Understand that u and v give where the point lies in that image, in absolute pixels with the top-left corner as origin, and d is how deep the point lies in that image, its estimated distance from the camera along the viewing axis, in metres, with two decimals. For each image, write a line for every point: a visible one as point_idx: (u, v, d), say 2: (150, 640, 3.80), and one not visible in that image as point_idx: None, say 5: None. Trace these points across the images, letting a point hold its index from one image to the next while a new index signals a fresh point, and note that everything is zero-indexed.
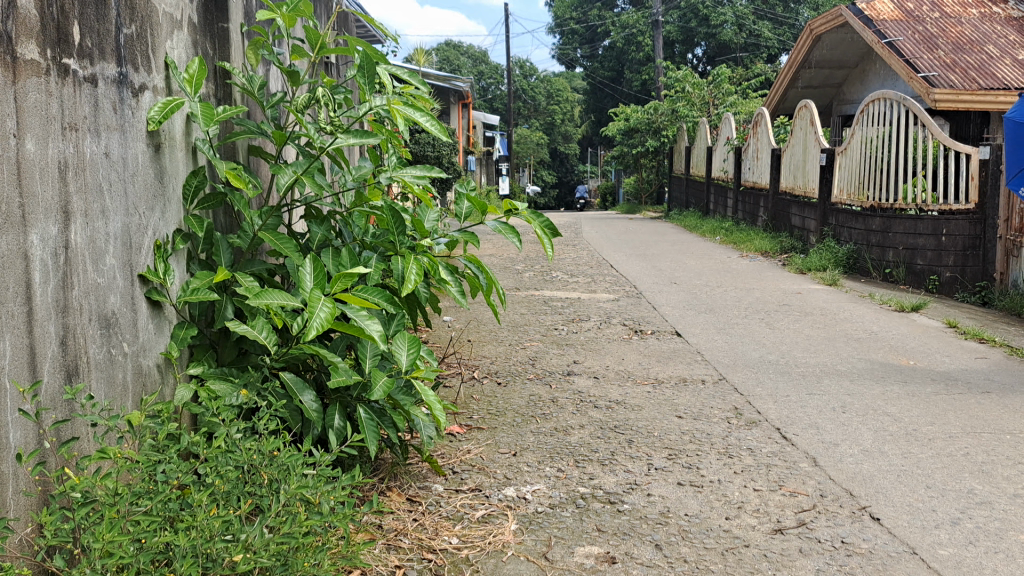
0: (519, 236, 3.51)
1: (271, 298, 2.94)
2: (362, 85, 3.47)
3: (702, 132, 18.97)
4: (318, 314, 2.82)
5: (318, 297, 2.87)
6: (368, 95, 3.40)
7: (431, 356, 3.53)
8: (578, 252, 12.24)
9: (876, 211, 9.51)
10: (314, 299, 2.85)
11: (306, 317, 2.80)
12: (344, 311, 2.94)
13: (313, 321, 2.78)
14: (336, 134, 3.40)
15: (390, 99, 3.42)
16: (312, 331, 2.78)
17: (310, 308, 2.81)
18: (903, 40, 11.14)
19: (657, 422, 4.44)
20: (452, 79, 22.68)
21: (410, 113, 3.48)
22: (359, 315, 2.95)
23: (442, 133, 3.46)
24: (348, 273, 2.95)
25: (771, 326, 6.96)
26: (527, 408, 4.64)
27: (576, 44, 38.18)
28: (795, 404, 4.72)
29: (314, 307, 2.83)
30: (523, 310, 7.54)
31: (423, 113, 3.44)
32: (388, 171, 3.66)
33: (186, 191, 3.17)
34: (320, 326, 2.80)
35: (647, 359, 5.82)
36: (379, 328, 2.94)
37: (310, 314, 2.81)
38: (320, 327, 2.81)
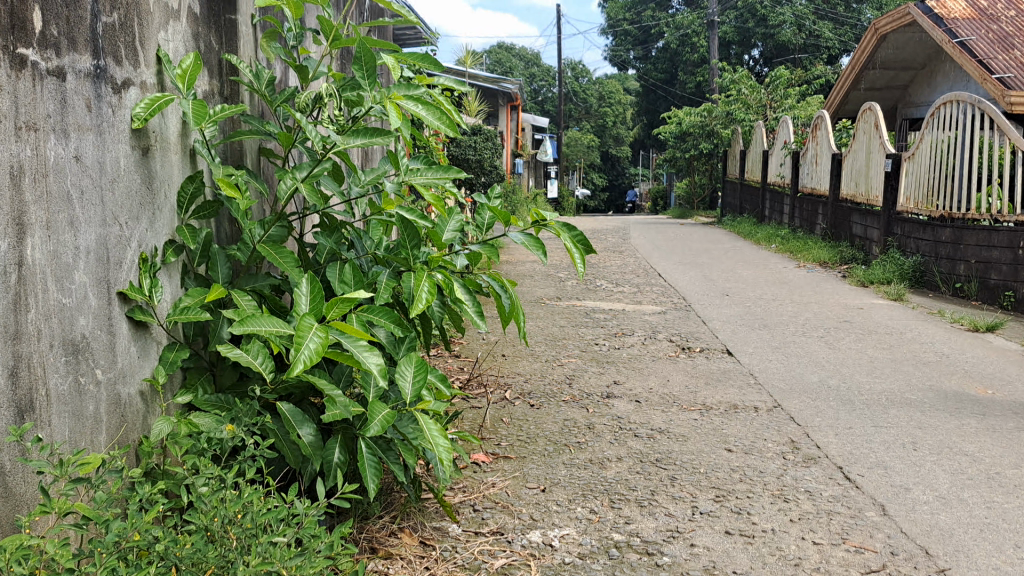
0: (545, 252, 3.13)
1: (258, 327, 2.60)
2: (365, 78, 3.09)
3: (758, 135, 18.44)
4: (307, 345, 2.47)
5: (308, 323, 2.53)
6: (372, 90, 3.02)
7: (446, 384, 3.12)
8: (624, 260, 11.80)
9: (945, 221, 9.00)
10: (303, 324, 2.50)
11: (294, 347, 2.46)
12: (340, 339, 2.61)
13: (301, 351, 2.44)
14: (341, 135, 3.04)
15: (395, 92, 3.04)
16: (299, 365, 2.43)
17: (297, 337, 2.47)
18: (975, 40, 10.61)
19: (705, 455, 4.05)
20: (500, 81, 22.30)
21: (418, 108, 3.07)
22: (357, 345, 2.61)
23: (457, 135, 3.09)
24: (346, 298, 2.63)
25: (831, 345, 6.52)
26: (560, 436, 4.27)
27: (629, 46, 37.76)
28: (861, 439, 4.34)
29: (303, 335, 2.49)
30: (563, 322, 7.16)
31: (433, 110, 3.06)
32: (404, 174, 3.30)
33: (180, 199, 2.81)
34: (310, 356, 2.46)
35: (695, 380, 5.43)
36: (378, 362, 2.61)
37: (298, 344, 2.47)
38: (310, 359, 2.47)
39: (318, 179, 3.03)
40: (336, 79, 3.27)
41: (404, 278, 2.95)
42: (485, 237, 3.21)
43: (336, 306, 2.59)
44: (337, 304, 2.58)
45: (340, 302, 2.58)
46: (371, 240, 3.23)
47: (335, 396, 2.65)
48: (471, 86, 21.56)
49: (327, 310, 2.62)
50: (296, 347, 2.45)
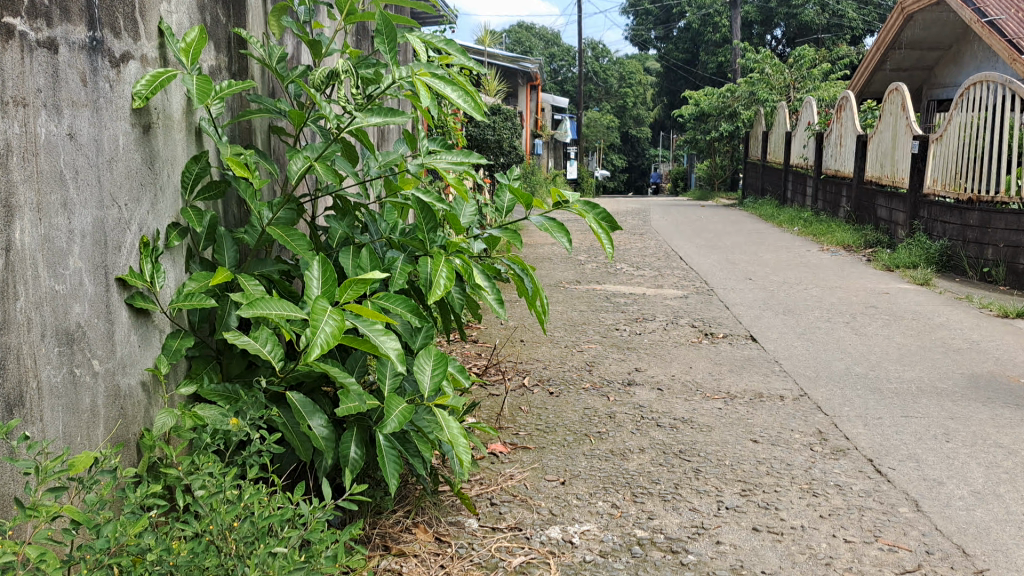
0: (569, 234, 2.99)
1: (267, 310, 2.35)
2: (385, 53, 2.95)
3: (780, 115, 18.17)
4: (323, 329, 2.21)
5: (323, 306, 2.27)
6: (389, 65, 2.87)
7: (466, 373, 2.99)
8: (644, 243, 11.62)
9: (974, 204, 8.78)
10: (317, 306, 2.25)
11: (309, 331, 2.20)
12: (356, 323, 2.35)
13: (317, 335, 2.18)
14: (357, 113, 2.90)
15: (417, 68, 2.88)
16: (315, 350, 2.17)
17: (312, 320, 2.21)
18: (1005, 19, 10.54)
19: (730, 447, 3.91)
20: (520, 60, 22.08)
21: (441, 85, 2.89)
22: (375, 329, 2.35)
23: (481, 113, 2.92)
24: (362, 278, 2.34)
25: (857, 331, 6.35)
26: (580, 425, 4.13)
27: (649, 25, 37.42)
28: (891, 430, 4.18)
29: (318, 318, 2.23)
30: (582, 307, 7.02)
31: (455, 86, 2.89)
32: (421, 156, 3.16)
33: (185, 179, 2.69)
34: (327, 341, 2.21)
35: (718, 367, 5.28)
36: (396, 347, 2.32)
37: (314, 328, 2.21)
38: (326, 344, 2.21)
39: (330, 160, 2.88)
40: (351, 55, 3.13)
41: (421, 262, 2.81)
42: (506, 221, 3.07)
43: (352, 287, 2.33)
44: (353, 285, 2.32)
45: (358, 282, 2.32)
46: (387, 224, 3.09)
47: (350, 388, 2.50)
48: (490, 66, 21.37)
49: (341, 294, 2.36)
50: (312, 331, 2.18)
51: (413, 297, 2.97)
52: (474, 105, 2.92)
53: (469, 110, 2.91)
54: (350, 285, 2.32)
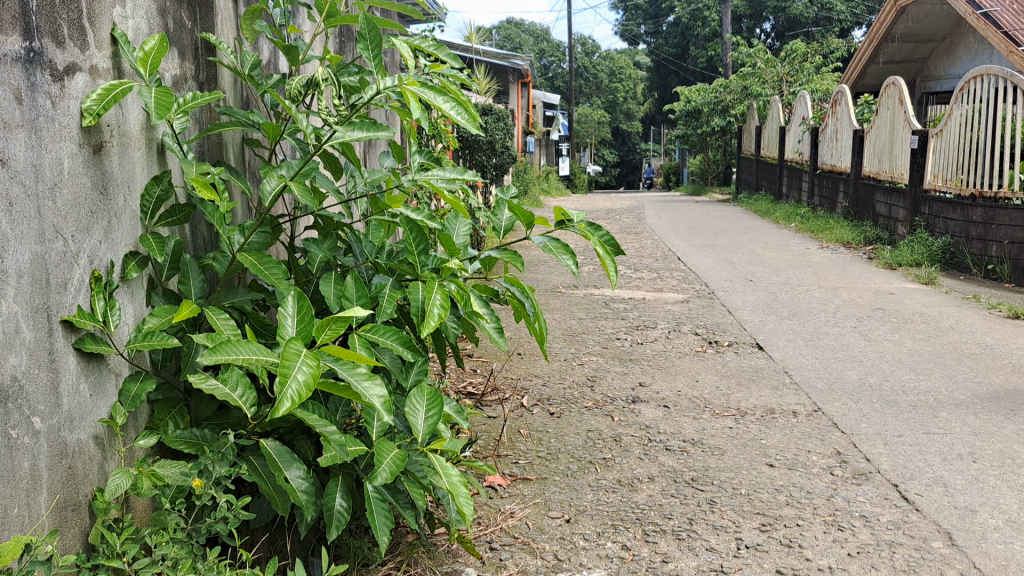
0: (573, 256, 2.72)
1: (232, 355, 2.06)
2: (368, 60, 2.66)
3: (774, 109, 17.91)
4: (296, 376, 1.86)
5: (295, 349, 1.92)
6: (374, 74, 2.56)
7: (461, 410, 2.70)
8: (642, 243, 11.36)
9: (976, 199, 8.53)
10: (289, 348, 1.90)
11: (280, 379, 1.86)
12: (334, 367, 2.00)
13: (290, 384, 1.84)
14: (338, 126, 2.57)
15: (404, 76, 2.57)
16: (285, 403, 1.82)
17: (282, 366, 1.87)
18: (1000, 11, 10.47)
19: (745, 473, 3.65)
20: (510, 58, 21.77)
21: (431, 94, 2.57)
22: (356, 374, 2.01)
23: (477, 125, 2.63)
24: (340, 317, 2.01)
25: (866, 337, 6.09)
26: (583, 451, 3.87)
27: (639, 20, 37.16)
28: (912, 449, 3.92)
29: (290, 362, 1.88)
30: (580, 315, 6.75)
31: (446, 96, 2.59)
32: (410, 172, 2.87)
33: (145, 204, 2.40)
34: (300, 390, 1.86)
35: (725, 380, 5.02)
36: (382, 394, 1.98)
37: (285, 375, 1.86)
38: (299, 395, 1.86)
39: (308, 177, 2.59)
40: (330, 61, 2.83)
41: (411, 288, 2.50)
42: (504, 240, 2.79)
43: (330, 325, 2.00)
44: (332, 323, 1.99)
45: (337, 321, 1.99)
46: (371, 244, 2.79)
47: (328, 433, 2.18)
48: (480, 64, 21.09)
49: (317, 335, 2.03)
50: (282, 380, 1.84)
51: (401, 327, 2.66)
52: (469, 116, 2.62)
53: (465, 122, 2.61)
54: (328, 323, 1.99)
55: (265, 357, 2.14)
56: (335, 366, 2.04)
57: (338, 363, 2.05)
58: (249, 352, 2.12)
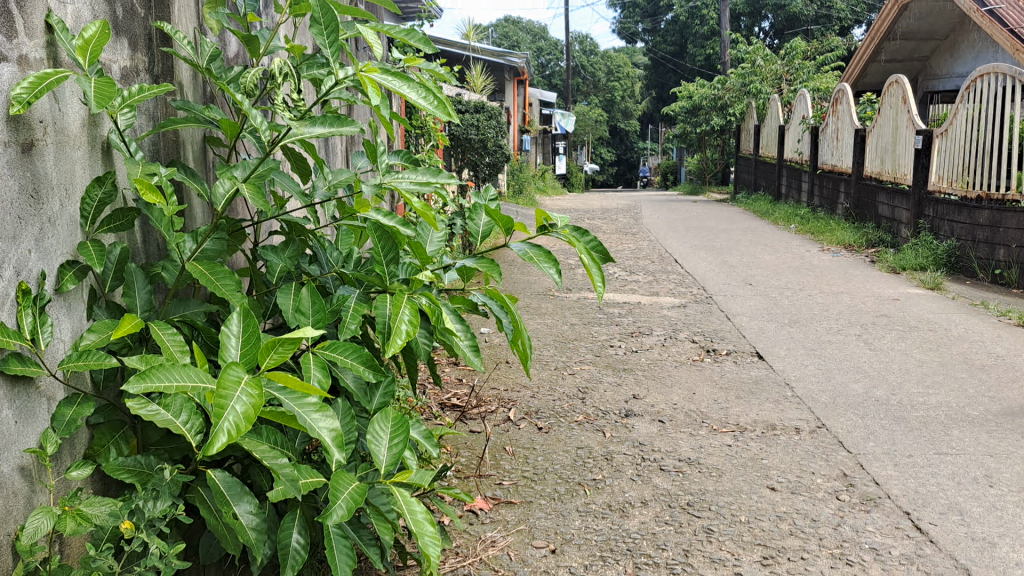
0: (556, 266, 2.47)
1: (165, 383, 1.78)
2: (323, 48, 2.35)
3: (772, 108, 17.68)
4: (233, 408, 1.57)
5: (234, 375, 1.63)
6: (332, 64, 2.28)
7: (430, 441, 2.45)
8: (637, 244, 11.11)
9: (983, 202, 8.30)
10: (226, 374, 1.61)
11: (213, 409, 1.57)
12: (278, 397, 1.74)
13: (225, 416, 1.54)
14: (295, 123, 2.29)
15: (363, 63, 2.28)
16: (220, 439, 1.53)
17: (216, 391, 1.57)
18: (1006, 8, 10.26)
19: (745, 497, 3.41)
20: (506, 55, 21.45)
21: (396, 84, 2.29)
22: (305, 405, 1.75)
23: (447, 117, 2.30)
24: (289, 337, 1.72)
25: (871, 346, 5.86)
26: (571, 472, 3.62)
27: (637, 18, 36.91)
28: (924, 472, 3.69)
29: (227, 391, 1.59)
30: (573, 320, 6.51)
31: (412, 84, 2.28)
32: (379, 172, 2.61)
33: (86, 209, 2.15)
34: (238, 422, 1.57)
35: (723, 392, 4.78)
36: (329, 429, 1.72)
37: (220, 405, 1.57)
38: (236, 428, 1.57)
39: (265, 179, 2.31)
40: (292, 50, 2.54)
41: (376, 302, 2.25)
42: (483, 250, 2.54)
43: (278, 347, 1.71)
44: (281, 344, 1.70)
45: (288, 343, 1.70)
46: (338, 252, 2.55)
47: (277, 467, 1.91)
48: (476, 62, 20.82)
49: (262, 358, 1.72)
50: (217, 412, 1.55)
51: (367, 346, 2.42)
52: (438, 108, 2.29)
53: (434, 114, 2.28)
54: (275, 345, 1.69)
55: (207, 384, 1.86)
56: (279, 397, 1.76)
57: (284, 392, 1.77)
58: (185, 378, 1.82)
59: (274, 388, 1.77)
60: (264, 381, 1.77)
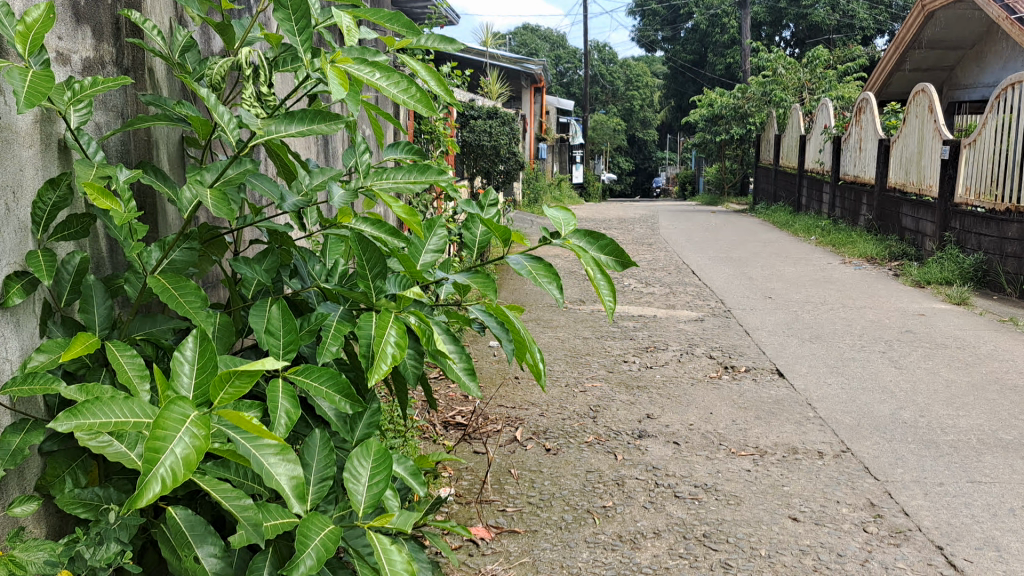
0: (559, 280, 2.25)
1: (110, 416, 1.61)
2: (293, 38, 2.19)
3: (794, 118, 17.42)
4: (173, 452, 1.46)
5: (179, 412, 1.52)
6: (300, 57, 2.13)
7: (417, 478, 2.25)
8: (654, 255, 10.89)
9: (1011, 215, 8.03)
10: (169, 412, 1.50)
11: (150, 453, 1.45)
12: (230, 437, 1.65)
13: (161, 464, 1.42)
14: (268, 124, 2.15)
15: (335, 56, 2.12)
16: (153, 487, 1.41)
17: (155, 430, 1.47)
18: None
19: (766, 528, 3.19)
20: (524, 62, 21.28)
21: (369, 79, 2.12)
22: (261, 446, 1.67)
23: (431, 112, 2.23)
24: (246, 372, 1.61)
25: (897, 364, 5.62)
26: (580, 498, 3.41)
27: (657, 26, 36.72)
28: (957, 502, 3.45)
29: (167, 433, 1.47)
30: (587, 333, 6.29)
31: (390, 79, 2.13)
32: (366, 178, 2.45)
33: (37, 215, 1.95)
34: (177, 467, 1.46)
35: (742, 412, 4.55)
36: (286, 473, 1.64)
37: (158, 447, 1.46)
38: (174, 476, 1.45)
39: (238, 184, 2.15)
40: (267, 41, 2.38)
41: (359, 321, 2.06)
42: (479, 260, 2.35)
43: (233, 383, 1.61)
44: (237, 379, 1.60)
45: (244, 379, 1.60)
46: (321, 265, 2.38)
47: (238, 509, 1.71)
48: (493, 69, 20.66)
49: (214, 394, 1.61)
50: (153, 456, 1.44)
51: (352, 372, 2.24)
52: (419, 103, 2.22)
53: (412, 108, 2.21)
54: (228, 380, 1.59)
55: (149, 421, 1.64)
56: (232, 436, 1.66)
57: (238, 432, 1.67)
58: (127, 413, 1.63)
59: (227, 425, 1.67)
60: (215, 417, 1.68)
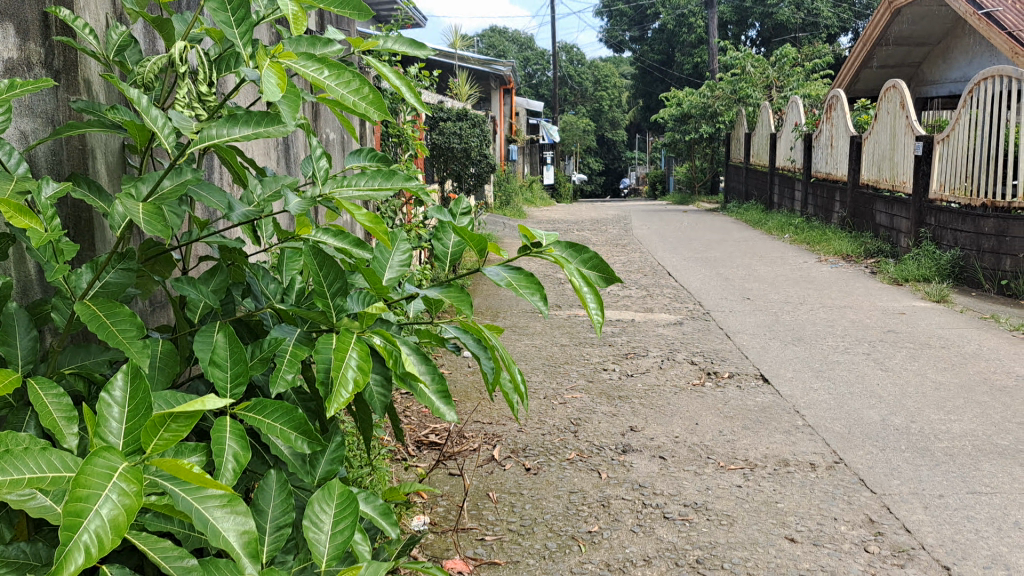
0: (541, 293, 2.04)
1: (24, 469, 1.39)
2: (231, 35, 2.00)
3: (764, 116, 17.33)
4: (96, 514, 1.25)
5: (104, 464, 1.31)
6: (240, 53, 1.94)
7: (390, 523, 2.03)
8: (629, 256, 10.71)
9: (987, 211, 7.91)
10: (92, 465, 1.29)
11: (69, 518, 1.24)
12: (170, 489, 1.43)
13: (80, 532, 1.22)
14: (208, 131, 1.97)
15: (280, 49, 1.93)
16: (74, 559, 1.20)
17: (77, 489, 1.26)
18: (1003, 11, 9.93)
19: (762, 551, 2.99)
20: (492, 64, 21.03)
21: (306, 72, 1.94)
22: (206, 499, 1.45)
23: (383, 115, 2.03)
24: (184, 413, 1.40)
25: (882, 366, 5.46)
26: (564, 522, 3.20)
27: (624, 27, 36.63)
28: (959, 516, 3.28)
29: (89, 490, 1.27)
30: (564, 340, 6.08)
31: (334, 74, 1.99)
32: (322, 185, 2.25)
33: None
34: (103, 533, 1.25)
35: (728, 422, 4.36)
36: (236, 530, 1.42)
37: (79, 509, 1.25)
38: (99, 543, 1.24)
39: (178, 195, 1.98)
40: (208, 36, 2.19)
41: (318, 344, 1.85)
42: (450, 273, 2.13)
43: (169, 427, 1.41)
44: (175, 422, 1.40)
45: (183, 422, 1.41)
46: (275, 282, 2.18)
47: (181, 571, 1.47)
48: (461, 71, 20.41)
49: (146, 441, 1.40)
50: (74, 520, 1.24)
51: (313, 405, 2.04)
52: (371, 105, 2.02)
53: (365, 112, 2.01)
54: (163, 424, 1.40)
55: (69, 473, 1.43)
56: (170, 488, 1.44)
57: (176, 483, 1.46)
58: (43, 466, 1.42)
59: (163, 476, 1.46)
60: (150, 466, 1.46)
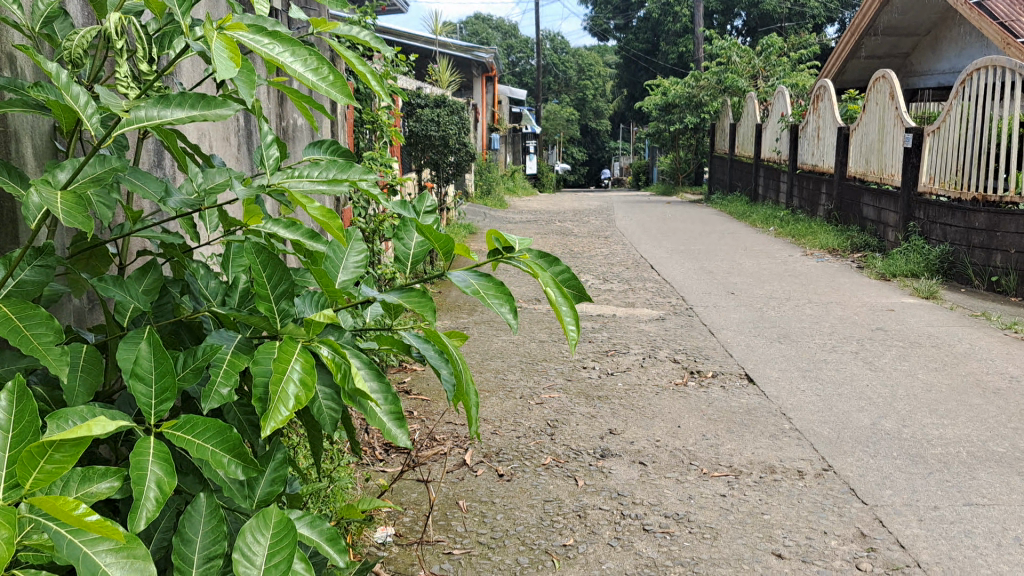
0: (512, 303, 1.83)
1: None
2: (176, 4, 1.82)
3: (749, 107, 17.14)
4: None
5: None
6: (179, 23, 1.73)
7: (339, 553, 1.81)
8: (610, 249, 10.50)
9: (978, 205, 7.75)
10: None
11: None
12: (51, 531, 1.28)
13: None
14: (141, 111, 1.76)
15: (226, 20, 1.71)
16: None
17: None
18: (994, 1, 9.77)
19: (748, 569, 2.80)
20: (475, 51, 20.74)
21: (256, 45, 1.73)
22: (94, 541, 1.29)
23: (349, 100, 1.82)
24: (69, 441, 1.25)
25: (871, 365, 5.28)
26: (539, 534, 3.02)
27: (608, 15, 36.35)
28: (955, 530, 3.10)
29: None
30: (542, 336, 5.88)
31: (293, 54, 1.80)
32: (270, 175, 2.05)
33: None
34: None
35: (712, 425, 4.17)
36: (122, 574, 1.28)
37: None
38: None
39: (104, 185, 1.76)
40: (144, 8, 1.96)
41: (258, 353, 1.64)
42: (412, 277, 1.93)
43: (51, 458, 1.26)
44: (58, 452, 1.26)
45: (67, 451, 1.26)
46: (217, 281, 1.97)
47: None
48: (443, 58, 20.10)
49: (23, 477, 1.25)
50: None
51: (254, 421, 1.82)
52: (333, 87, 1.80)
53: (325, 93, 1.79)
54: (44, 454, 1.25)
55: None
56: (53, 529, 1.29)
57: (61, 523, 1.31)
58: None
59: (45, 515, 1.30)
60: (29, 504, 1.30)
